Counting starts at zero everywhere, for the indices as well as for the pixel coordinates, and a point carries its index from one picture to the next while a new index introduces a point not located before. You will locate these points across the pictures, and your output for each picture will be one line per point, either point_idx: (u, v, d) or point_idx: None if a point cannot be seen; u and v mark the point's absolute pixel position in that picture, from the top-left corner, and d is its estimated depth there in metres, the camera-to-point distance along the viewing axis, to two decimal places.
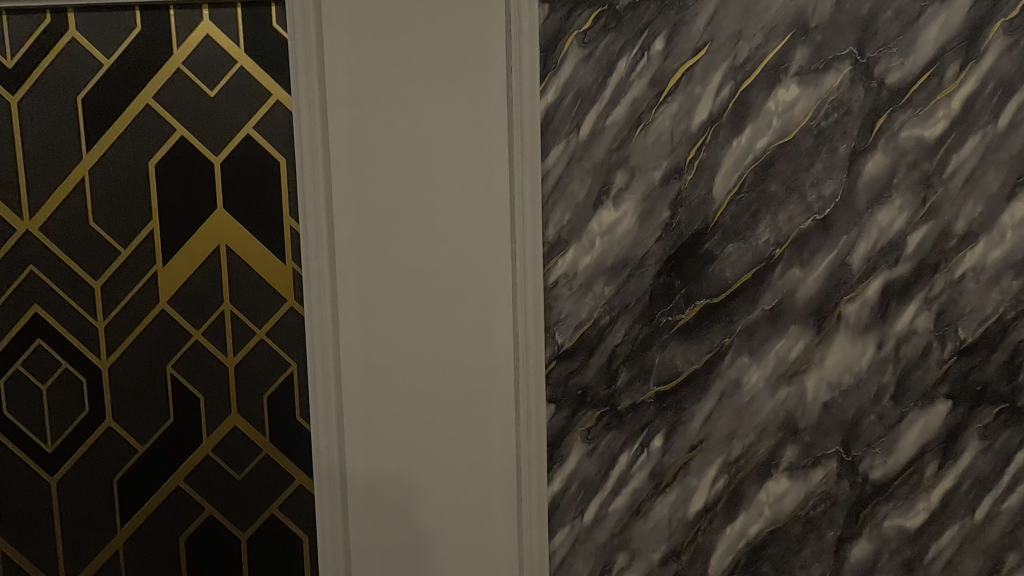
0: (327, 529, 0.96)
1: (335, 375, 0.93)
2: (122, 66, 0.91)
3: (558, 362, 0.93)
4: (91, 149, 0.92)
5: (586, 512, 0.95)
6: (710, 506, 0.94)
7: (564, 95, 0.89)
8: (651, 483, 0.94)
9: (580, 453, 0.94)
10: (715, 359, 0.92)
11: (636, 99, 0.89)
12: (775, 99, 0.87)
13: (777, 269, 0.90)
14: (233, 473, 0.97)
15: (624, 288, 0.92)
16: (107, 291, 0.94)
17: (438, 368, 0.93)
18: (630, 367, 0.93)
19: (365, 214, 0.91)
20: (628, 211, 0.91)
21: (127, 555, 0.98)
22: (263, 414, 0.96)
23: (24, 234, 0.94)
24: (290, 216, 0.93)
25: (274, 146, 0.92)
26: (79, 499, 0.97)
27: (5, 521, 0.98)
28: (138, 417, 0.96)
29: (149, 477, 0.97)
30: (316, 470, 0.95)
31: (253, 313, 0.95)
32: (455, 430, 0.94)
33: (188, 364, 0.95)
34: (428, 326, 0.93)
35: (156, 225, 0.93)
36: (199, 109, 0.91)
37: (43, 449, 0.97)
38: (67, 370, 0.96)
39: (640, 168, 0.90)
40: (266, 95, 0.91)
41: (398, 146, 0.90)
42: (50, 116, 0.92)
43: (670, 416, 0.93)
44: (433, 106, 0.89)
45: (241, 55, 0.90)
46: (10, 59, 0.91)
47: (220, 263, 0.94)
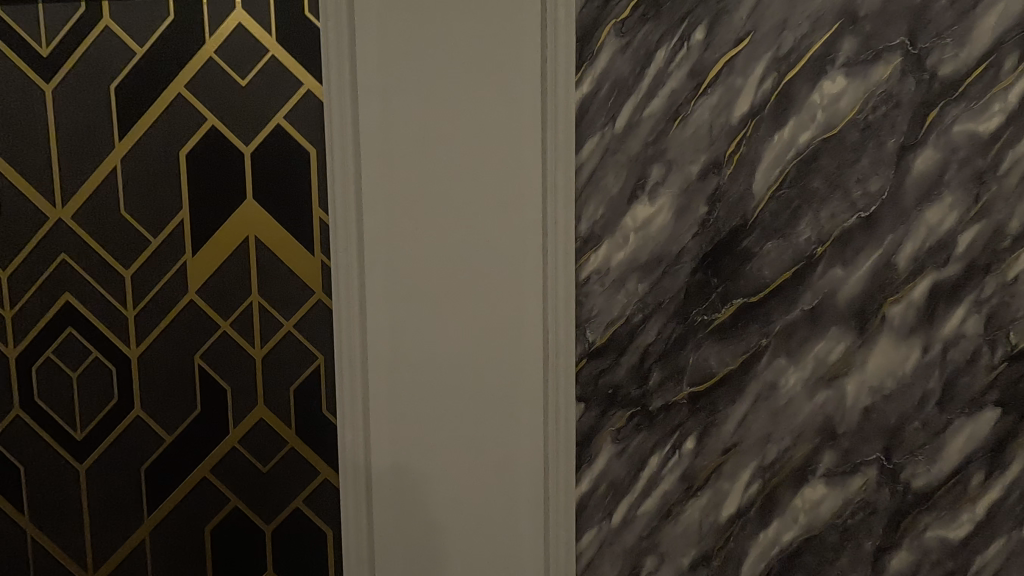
0: (352, 524, 0.95)
1: (362, 366, 0.92)
2: (154, 54, 0.91)
3: (588, 360, 0.91)
4: (123, 138, 0.92)
5: (614, 514, 0.93)
6: (743, 511, 0.91)
7: (600, 86, 0.87)
8: (682, 486, 0.92)
9: (609, 454, 0.92)
10: (751, 360, 0.89)
11: (674, 90, 0.86)
12: (820, 91, 0.84)
13: (818, 268, 0.86)
14: (258, 465, 0.96)
15: (657, 286, 0.89)
16: (137, 280, 0.94)
17: (466, 365, 0.91)
18: (663, 367, 0.90)
19: (394, 204, 0.90)
20: (663, 207, 0.88)
21: (154, 544, 0.99)
22: (289, 406, 0.95)
23: (57, 222, 0.94)
24: (319, 207, 0.92)
25: (304, 136, 0.91)
26: (107, 487, 0.98)
27: (34, 508, 0.99)
28: (166, 407, 0.96)
29: (176, 467, 0.97)
30: (341, 464, 0.94)
31: (281, 304, 0.94)
32: (481, 428, 0.92)
33: (216, 355, 0.95)
34: (456, 321, 0.91)
35: (186, 215, 0.93)
36: (230, 99, 0.91)
37: (72, 437, 0.97)
38: (98, 359, 0.96)
39: (676, 161, 0.87)
40: (297, 84, 0.90)
41: (429, 137, 0.88)
42: (84, 105, 0.92)
43: (703, 418, 0.91)
44: (468, 97, 0.87)
45: (273, 45, 0.89)
46: (45, 48, 0.92)
47: (249, 254, 0.93)
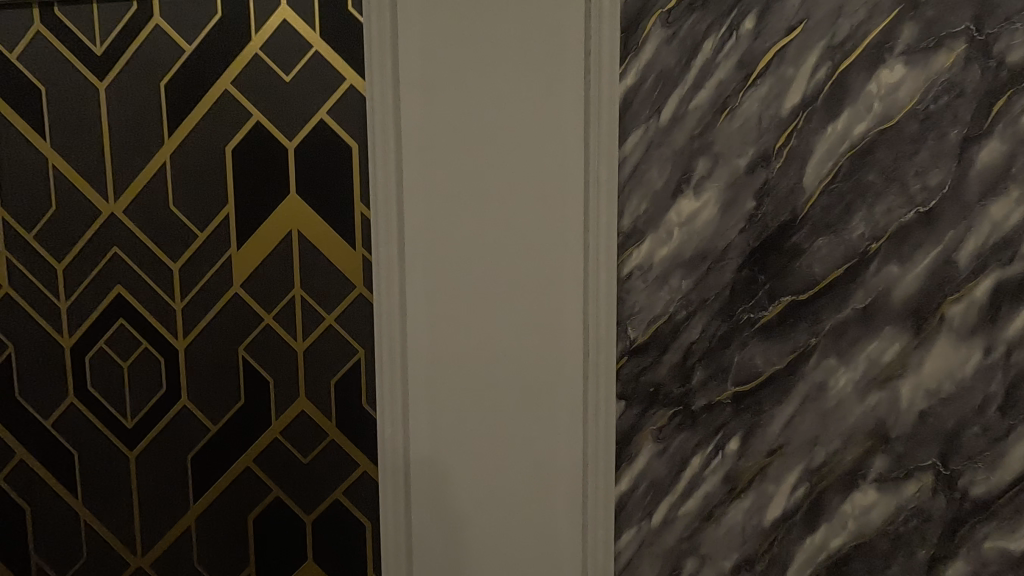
0: (390, 518, 0.96)
1: (402, 361, 0.93)
2: (202, 52, 0.92)
3: (629, 358, 0.89)
4: (172, 134, 0.94)
5: (654, 514, 0.91)
6: (788, 515, 0.88)
7: (645, 78, 0.85)
8: (725, 487, 0.89)
9: (650, 453, 0.90)
10: (799, 360, 0.86)
11: (722, 82, 0.84)
12: (877, 80, 0.80)
13: (872, 265, 0.83)
14: (300, 456, 0.98)
15: (702, 283, 0.87)
16: (184, 273, 0.97)
17: (505, 362, 0.91)
18: (706, 366, 0.88)
19: (434, 199, 0.89)
20: (709, 201, 0.86)
21: (198, 532, 1.01)
22: (330, 399, 0.96)
23: (109, 216, 0.97)
24: (361, 202, 0.93)
25: (346, 131, 0.92)
26: (155, 474, 1.01)
27: (86, 493, 1.02)
28: (211, 398, 0.98)
29: (220, 457, 0.99)
30: (381, 457, 0.95)
31: (322, 298, 0.95)
32: (519, 425, 0.92)
33: (259, 347, 0.97)
34: (495, 317, 0.90)
35: (231, 210, 0.95)
36: (274, 94, 0.92)
37: (122, 425, 1.00)
38: (147, 350, 0.99)
39: (723, 155, 0.85)
40: (340, 79, 0.91)
41: (469, 132, 0.88)
42: (135, 102, 0.95)
43: (748, 418, 0.88)
44: (509, 92, 0.87)
45: (316, 40, 0.90)
46: (99, 46, 0.94)
47: (292, 248, 0.94)
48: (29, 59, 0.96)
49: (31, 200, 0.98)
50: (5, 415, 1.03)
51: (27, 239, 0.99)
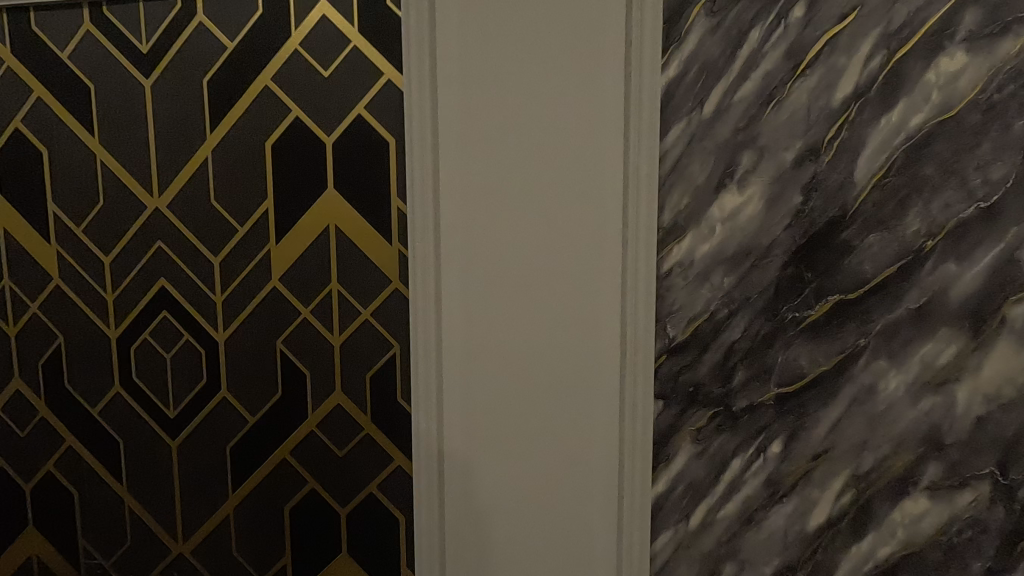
0: (424, 514, 0.96)
1: (437, 356, 0.93)
2: (243, 48, 0.93)
3: (669, 356, 0.88)
4: (214, 130, 0.96)
5: (692, 516, 0.89)
6: (833, 521, 0.85)
7: (688, 70, 0.83)
8: (766, 491, 0.87)
9: (688, 454, 0.89)
10: (847, 361, 0.83)
11: (769, 72, 0.81)
12: (936, 69, 0.76)
13: (927, 263, 0.79)
14: (335, 449, 0.99)
15: (745, 280, 0.85)
16: (225, 267, 0.98)
17: (540, 359, 0.89)
18: (748, 366, 0.86)
19: (470, 193, 0.88)
20: (753, 196, 0.83)
21: (236, 521, 1.03)
22: (365, 393, 0.97)
23: (154, 211, 0.99)
24: (398, 197, 0.93)
25: (384, 126, 0.92)
26: (196, 464, 1.03)
27: (131, 480, 1.05)
28: (250, 390, 1.00)
29: (258, 448, 1.01)
30: (415, 450, 0.95)
31: (359, 293, 0.95)
32: (555, 423, 0.90)
33: (297, 341, 0.98)
34: (531, 314, 0.89)
35: (270, 205, 0.96)
36: (314, 90, 0.92)
37: (165, 414, 1.03)
38: (189, 342, 1.01)
39: (769, 148, 0.82)
40: (378, 74, 0.91)
41: (506, 125, 0.86)
42: (179, 99, 0.96)
43: (791, 421, 0.85)
44: (547, 84, 0.85)
45: (355, 35, 0.90)
46: (145, 44, 0.96)
47: (329, 243, 0.95)
48: (79, 57, 0.99)
49: (80, 195, 1.01)
50: (55, 402, 1.06)
51: (76, 233, 1.02)
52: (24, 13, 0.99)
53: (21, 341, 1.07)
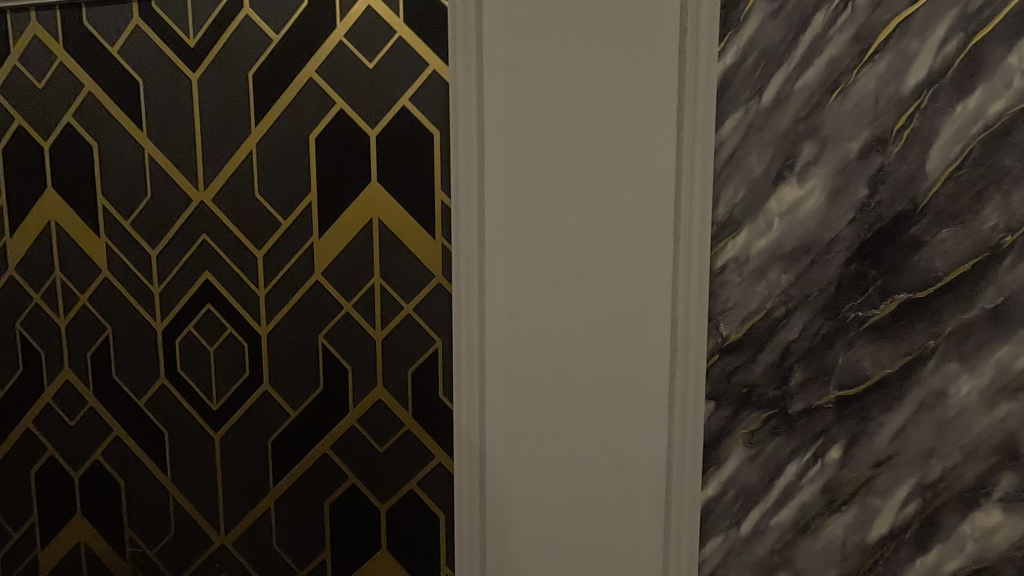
0: (465, 515, 0.94)
1: (480, 353, 0.91)
2: (289, 41, 0.93)
3: (721, 356, 0.85)
4: (259, 123, 0.96)
5: (744, 522, 0.86)
6: (895, 533, 0.80)
7: (746, 57, 0.80)
8: (823, 499, 0.83)
9: (740, 458, 0.85)
10: (914, 364, 0.78)
11: (834, 58, 0.77)
12: (1019, 53, 0.71)
13: (1005, 260, 0.74)
14: (376, 445, 0.98)
15: (804, 277, 0.81)
16: (268, 260, 0.98)
17: (585, 358, 0.86)
18: (806, 367, 0.82)
19: (516, 186, 0.86)
20: (814, 188, 0.79)
21: (277, 515, 1.03)
22: (407, 389, 0.96)
23: (199, 204, 1.00)
24: (442, 191, 0.91)
25: (429, 119, 0.90)
26: (238, 456, 1.03)
27: (175, 471, 1.07)
28: (292, 384, 1.00)
29: (299, 442, 1.01)
30: (457, 448, 0.94)
31: (401, 287, 0.94)
32: (600, 426, 0.86)
33: (339, 335, 0.97)
34: (577, 311, 0.85)
35: (313, 198, 0.96)
36: (358, 81, 0.91)
37: (209, 406, 1.04)
38: (232, 335, 1.01)
39: (832, 138, 0.78)
40: (423, 65, 0.89)
41: (553, 116, 0.83)
42: (224, 92, 0.97)
43: (852, 425, 0.81)
44: (597, 71, 0.81)
45: (400, 26, 0.89)
46: (192, 37, 0.97)
47: (372, 237, 0.94)
48: (128, 52, 1.00)
49: (129, 188, 1.03)
50: (103, 392, 1.08)
51: (124, 225, 1.04)
52: (76, 8, 1.01)
53: (71, 332, 1.09)
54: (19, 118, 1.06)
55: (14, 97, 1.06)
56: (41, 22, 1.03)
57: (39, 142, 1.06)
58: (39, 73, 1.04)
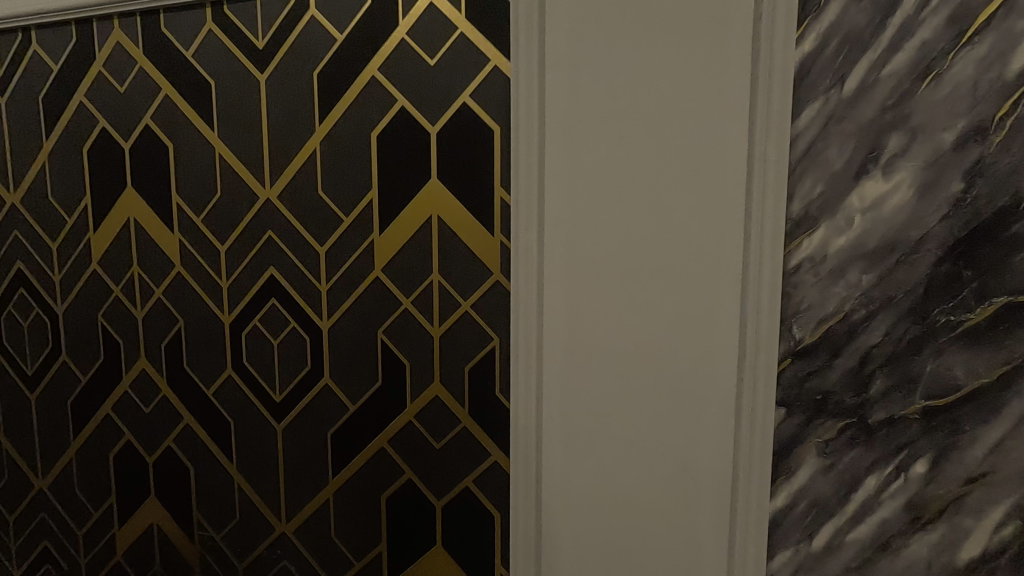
0: (521, 515, 0.93)
1: (538, 352, 0.89)
2: (353, 40, 0.94)
3: (793, 361, 0.80)
4: (323, 122, 0.98)
5: (817, 537, 0.81)
6: (989, 557, 0.74)
7: (827, 43, 0.74)
8: (906, 516, 0.77)
9: (813, 469, 0.80)
10: (1014, 375, 0.71)
11: (926, 41, 0.71)
12: None
13: None
14: (432, 441, 0.98)
15: (888, 278, 0.75)
16: (330, 256, 1.00)
17: (647, 359, 0.84)
18: (888, 375, 0.76)
19: (577, 183, 0.84)
20: (901, 182, 0.74)
21: (336, 506, 1.05)
22: (464, 386, 0.95)
23: (266, 201, 1.03)
24: (501, 187, 0.90)
25: (489, 114, 0.90)
26: (299, 447, 1.06)
27: (240, 459, 1.10)
28: (351, 378, 1.02)
29: (357, 435, 1.02)
30: (513, 448, 0.93)
31: (459, 284, 0.94)
32: (662, 428, 0.84)
33: (397, 331, 0.98)
34: (639, 311, 0.83)
35: (374, 195, 0.97)
36: (420, 79, 0.92)
37: (272, 398, 1.07)
38: (295, 329, 1.04)
39: (923, 129, 0.72)
40: (484, 60, 0.89)
41: (616, 112, 0.81)
42: (291, 92, 0.99)
43: (941, 439, 0.75)
44: (663, 64, 0.78)
45: (462, 21, 0.89)
46: (260, 40, 1.00)
47: (431, 234, 0.95)
48: (201, 55, 1.04)
49: (200, 187, 1.07)
50: (175, 382, 1.13)
51: (196, 223, 1.08)
52: (154, 16, 1.06)
53: (146, 323, 1.14)
54: (102, 120, 1.12)
55: (99, 101, 1.12)
56: (123, 29, 1.08)
57: (120, 143, 1.12)
58: (121, 77, 1.10)
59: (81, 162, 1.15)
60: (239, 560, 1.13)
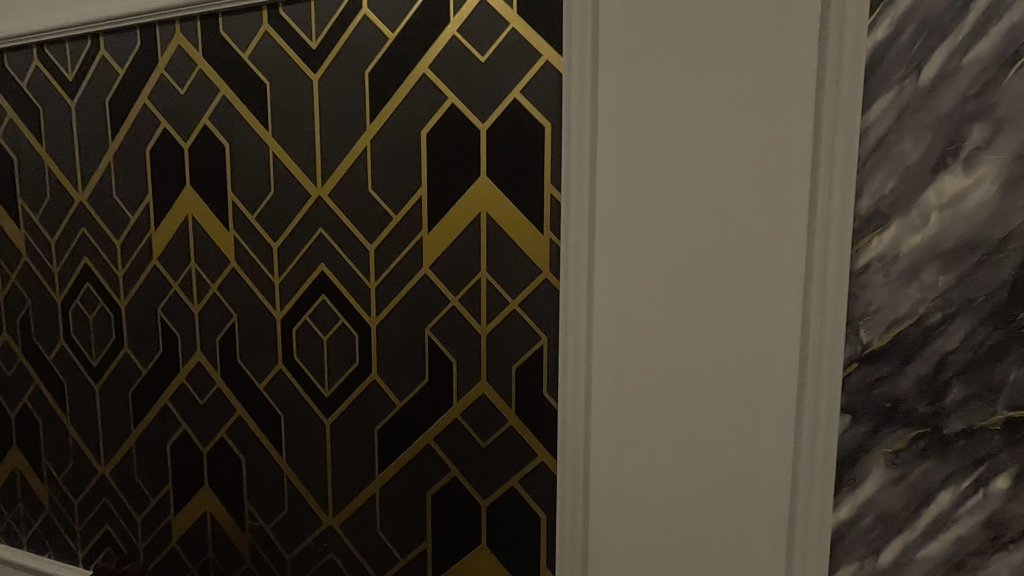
0: (567, 517, 0.91)
1: (587, 352, 0.88)
2: (404, 38, 0.95)
3: (860, 365, 0.76)
4: (374, 120, 0.99)
5: (884, 552, 0.76)
6: None
7: (903, 29, 0.70)
8: (984, 533, 0.72)
9: (881, 480, 0.76)
10: None
11: (1015, 25, 0.66)
12: None
13: None
14: (479, 440, 0.98)
15: (968, 279, 0.70)
16: (379, 253, 1.01)
17: (702, 361, 0.81)
18: (967, 383, 0.72)
19: (630, 180, 0.82)
20: (984, 177, 0.69)
21: (382, 501, 1.06)
22: (511, 385, 0.95)
23: (317, 199, 1.05)
24: (552, 184, 0.89)
25: (540, 110, 0.88)
26: (347, 442, 1.08)
27: (289, 452, 1.13)
28: (399, 375, 1.02)
29: (404, 432, 1.03)
30: (560, 450, 0.91)
31: (508, 282, 0.93)
32: (717, 432, 0.81)
33: (445, 328, 0.98)
34: (694, 310, 0.81)
35: (423, 193, 0.97)
36: (470, 76, 0.91)
37: (321, 393, 1.08)
38: (344, 325, 1.05)
39: (1011, 119, 0.67)
40: (535, 56, 0.88)
41: (672, 106, 0.79)
42: (343, 91, 1.00)
43: None
44: (725, 55, 0.75)
45: (513, 16, 0.88)
46: (314, 40, 1.01)
47: (480, 231, 0.94)
48: (257, 57, 1.06)
49: (255, 185, 1.10)
50: (229, 375, 1.17)
51: (251, 220, 1.11)
52: (214, 19, 1.09)
53: (202, 318, 1.18)
54: (163, 121, 1.16)
55: (160, 102, 1.16)
56: (184, 33, 1.12)
57: (180, 143, 1.15)
58: (182, 80, 1.13)
59: (144, 162, 1.19)
60: (288, 551, 1.16)
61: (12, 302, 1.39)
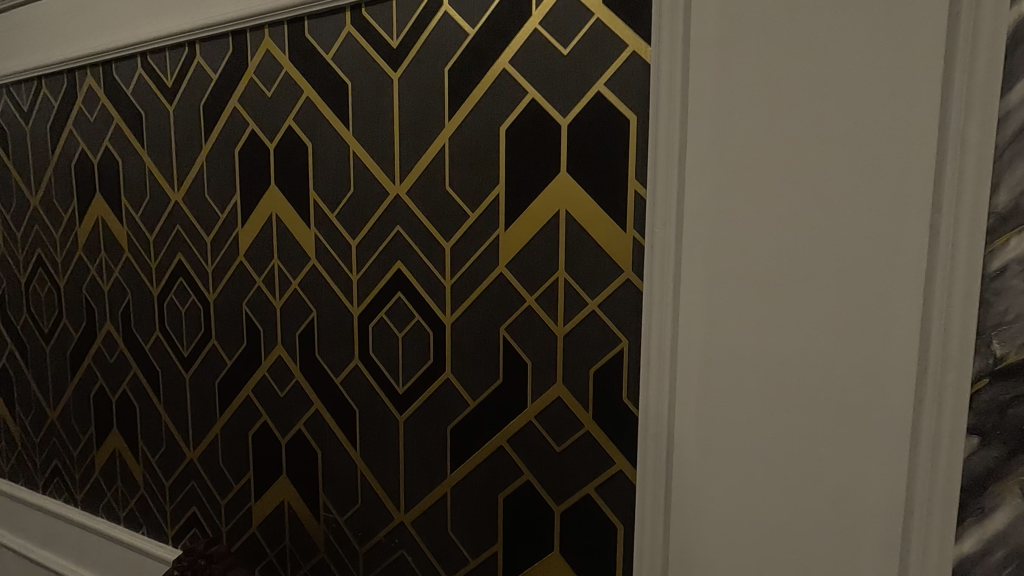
0: (647, 530, 0.87)
1: (672, 356, 0.83)
2: (485, 34, 0.94)
3: (992, 382, 0.67)
4: (452, 117, 0.98)
5: None
6: None
7: None
8: None
9: (1016, 512, 0.67)
10: None
11: None
12: None
13: None
14: (553, 444, 0.95)
15: None
16: (455, 250, 1.01)
17: (802, 370, 0.75)
18: None
19: (723, 176, 0.77)
20: None
21: (453, 500, 1.05)
22: (588, 389, 0.91)
23: (394, 197, 1.06)
24: (636, 179, 0.85)
25: (625, 103, 0.85)
26: (419, 439, 1.08)
27: (363, 446, 1.14)
28: (473, 374, 1.01)
29: (477, 432, 1.02)
30: (641, 459, 0.87)
31: (587, 282, 0.90)
32: (817, 448, 0.75)
33: (520, 328, 0.96)
34: (793, 315, 0.75)
35: (501, 191, 0.96)
36: (552, 69, 0.89)
37: (395, 390, 1.09)
38: (419, 322, 1.06)
39: None
40: (621, 46, 0.84)
41: (773, 96, 0.73)
42: (422, 89, 1.01)
43: None
44: (835, 37, 0.69)
45: (598, 6, 0.85)
46: (395, 39, 1.02)
47: (558, 230, 0.92)
48: (340, 58, 1.08)
49: (335, 184, 1.12)
50: (308, 369, 1.20)
51: (331, 218, 1.14)
52: (300, 23, 1.12)
53: (284, 313, 1.22)
54: (252, 123, 1.21)
55: (249, 105, 1.21)
56: (272, 37, 1.16)
57: (266, 144, 1.20)
58: (269, 83, 1.18)
59: (233, 162, 1.25)
60: (360, 544, 1.17)
61: (115, 294, 1.50)
